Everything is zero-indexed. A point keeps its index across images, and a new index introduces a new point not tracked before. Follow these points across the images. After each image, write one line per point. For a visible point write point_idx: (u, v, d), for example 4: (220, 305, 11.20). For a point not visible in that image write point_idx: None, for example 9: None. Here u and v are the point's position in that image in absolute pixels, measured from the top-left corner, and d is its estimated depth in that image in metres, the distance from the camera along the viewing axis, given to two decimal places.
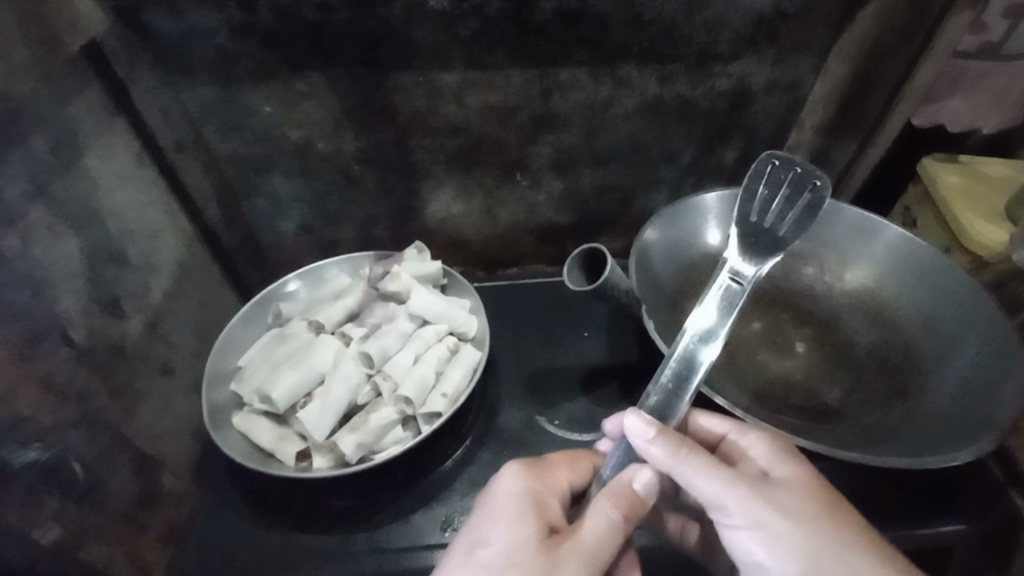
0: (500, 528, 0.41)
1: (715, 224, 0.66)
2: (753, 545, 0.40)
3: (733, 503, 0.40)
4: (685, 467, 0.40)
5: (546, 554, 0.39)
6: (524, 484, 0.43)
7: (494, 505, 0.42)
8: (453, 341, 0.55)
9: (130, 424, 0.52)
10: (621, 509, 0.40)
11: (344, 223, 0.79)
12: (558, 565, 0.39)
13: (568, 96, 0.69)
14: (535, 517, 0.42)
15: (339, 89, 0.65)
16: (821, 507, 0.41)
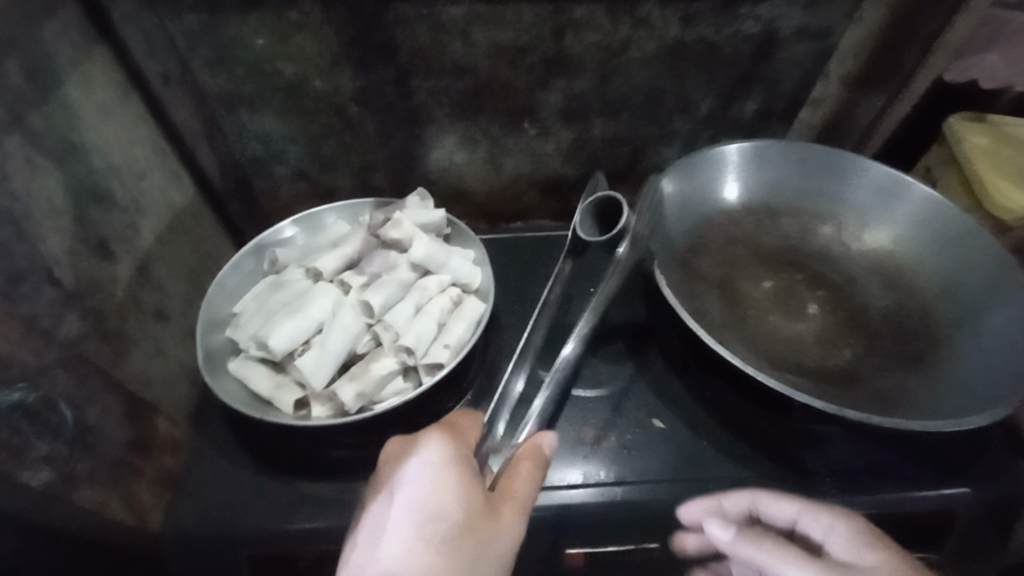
0: (437, 485, 0.41)
1: (732, 178, 0.63)
2: None
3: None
4: (774, 560, 0.42)
5: (484, 507, 0.41)
6: (451, 444, 0.43)
7: (431, 467, 0.42)
8: (456, 292, 0.53)
9: (122, 369, 0.51)
10: (534, 458, 0.44)
11: (341, 170, 0.75)
12: (493, 526, 0.40)
13: (583, 37, 0.64)
14: (468, 478, 0.42)
15: (337, 22, 0.61)
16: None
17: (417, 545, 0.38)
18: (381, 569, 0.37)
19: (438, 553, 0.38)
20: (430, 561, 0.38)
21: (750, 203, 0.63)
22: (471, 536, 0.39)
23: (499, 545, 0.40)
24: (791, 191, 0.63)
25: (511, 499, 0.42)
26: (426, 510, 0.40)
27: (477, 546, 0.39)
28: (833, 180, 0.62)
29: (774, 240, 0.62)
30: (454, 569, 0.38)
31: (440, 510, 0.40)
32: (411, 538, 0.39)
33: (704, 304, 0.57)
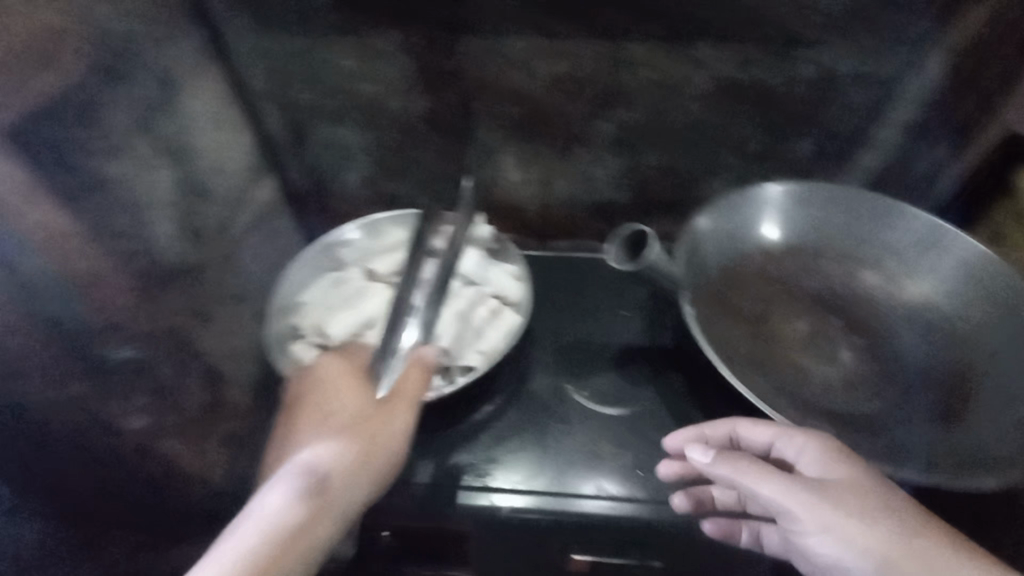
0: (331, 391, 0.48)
1: (773, 219, 0.64)
2: (825, 547, 0.40)
3: (803, 505, 0.40)
4: (746, 476, 0.42)
5: (373, 403, 0.47)
6: (342, 363, 0.50)
7: (330, 386, 0.48)
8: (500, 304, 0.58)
9: (204, 341, 0.59)
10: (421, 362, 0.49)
11: (405, 179, 0.82)
12: (379, 415, 0.46)
13: (638, 72, 0.67)
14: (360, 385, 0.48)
15: (413, 49, 0.67)
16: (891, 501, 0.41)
17: (317, 435, 0.45)
18: (289, 455, 0.44)
19: (337, 438, 0.44)
20: (330, 443, 0.44)
21: (789, 243, 0.64)
22: (359, 425, 0.45)
23: (387, 431, 0.46)
24: (834, 232, 0.63)
25: (398, 391, 0.48)
26: (326, 411, 0.47)
27: (366, 430, 0.45)
28: (875, 224, 0.62)
29: (814, 283, 0.63)
30: (343, 447, 0.44)
31: (332, 407, 0.47)
32: (313, 433, 0.45)
33: (733, 337, 0.58)
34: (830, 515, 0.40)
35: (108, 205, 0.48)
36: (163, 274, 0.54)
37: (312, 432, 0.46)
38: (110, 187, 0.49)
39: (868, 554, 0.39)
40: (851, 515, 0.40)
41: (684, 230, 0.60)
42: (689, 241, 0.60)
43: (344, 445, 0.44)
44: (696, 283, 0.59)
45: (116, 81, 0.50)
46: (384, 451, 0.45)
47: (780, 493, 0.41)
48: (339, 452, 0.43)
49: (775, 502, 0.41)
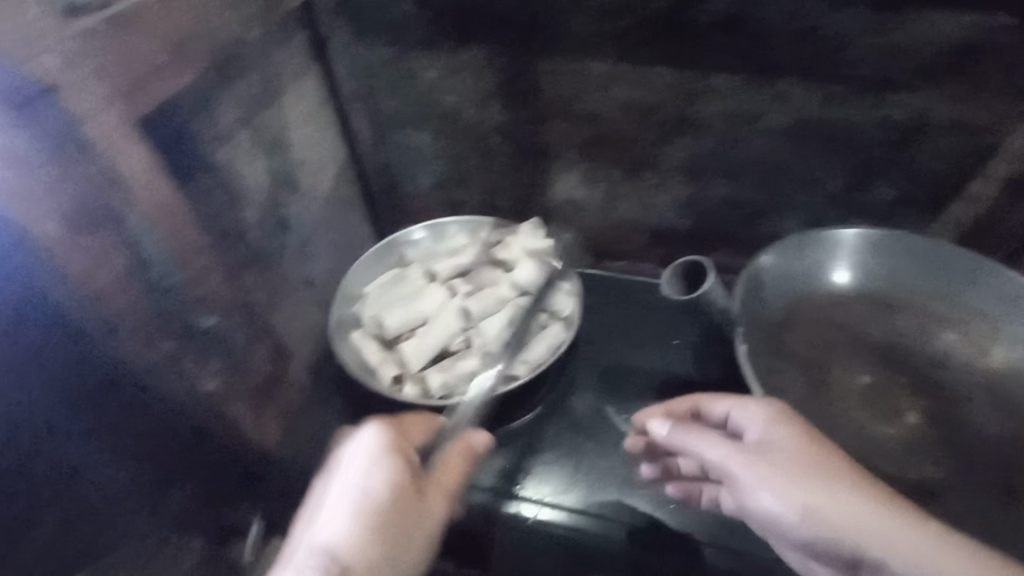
0: (373, 468, 0.42)
1: (845, 264, 0.61)
2: (768, 505, 0.41)
3: (739, 463, 0.42)
4: (696, 443, 0.45)
5: (411, 494, 0.42)
6: (391, 434, 0.44)
7: (371, 463, 0.42)
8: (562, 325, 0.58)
9: (275, 318, 0.65)
10: (467, 452, 0.45)
11: (473, 187, 0.85)
12: (423, 511, 0.42)
13: (716, 102, 0.67)
14: (400, 461, 0.43)
15: (495, 65, 0.71)
16: (837, 468, 0.41)
17: (353, 522, 0.40)
18: (319, 536, 0.40)
19: (371, 532, 0.40)
20: (363, 541, 0.40)
21: (861, 291, 0.61)
22: (397, 521, 0.41)
23: (427, 527, 0.42)
24: (915, 285, 0.59)
25: (439, 484, 0.43)
26: (357, 492, 0.41)
27: (405, 525, 0.41)
28: (962, 282, 0.57)
29: (884, 335, 0.60)
30: (380, 543, 0.40)
31: (373, 488, 0.41)
32: (347, 519, 0.41)
33: (787, 382, 0.57)
34: (766, 475, 0.41)
35: (211, 188, 0.54)
36: (248, 253, 0.60)
37: (342, 515, 0.41)
38: (215, 172, 0.55)
39: (799, 511, 0.40)
40: (788, 478, 0.41)
41: (746, 265, 0.59)
42: (753, 279, 0.59)
43: (376, 542, 0.40)
44: (754, 321, 0.58)
45: (232, 79, 0.56)
46: (418, 551, 0.42)
47: (724, 457, 0.43)
48: (362, 559, 0.39)
49: (716, 463, 0.44)
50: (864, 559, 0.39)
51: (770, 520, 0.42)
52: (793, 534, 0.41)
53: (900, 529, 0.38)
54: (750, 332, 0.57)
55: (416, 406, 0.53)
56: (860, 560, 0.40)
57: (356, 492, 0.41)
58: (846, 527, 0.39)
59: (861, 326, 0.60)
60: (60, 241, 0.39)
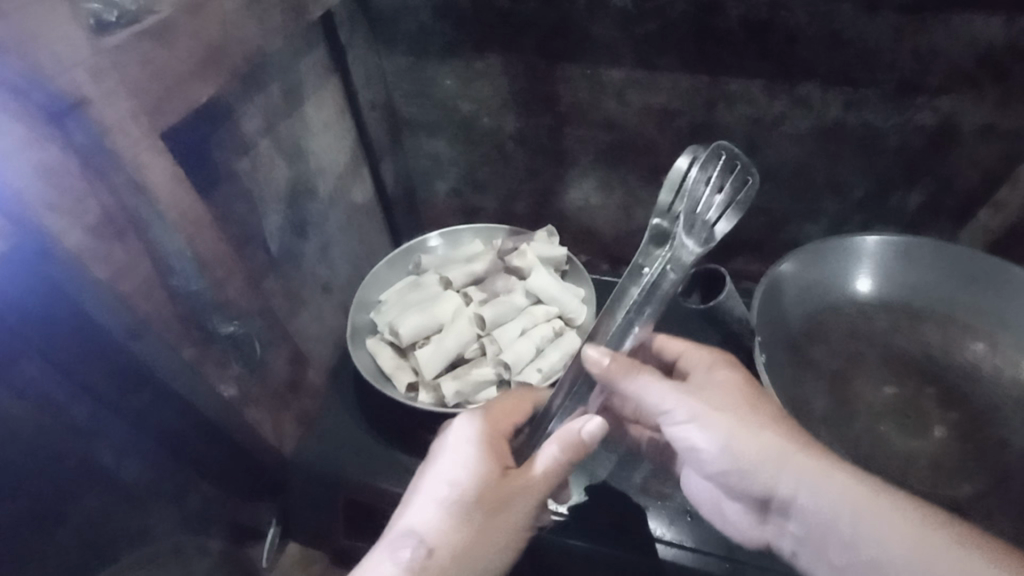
0: (466, 460, 0.45)
1: (866, 271, 0.59)
2: (692, 435, 0.46)
3: (673, 400, 0.47)
4: (639, 380, 0.47)
5: (500, 491, 0.44)
6: (487, 427, 0.48)
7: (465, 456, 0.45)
8: (644, 261, 0.50)
9: (295, 322, 0.66)
10: (566, 452, 0.45)
11: (490, 193, 0.86)
12: (511, 499, 0.44)
13: (735, 108, 0.66)
14: (490, 459, 0.46)
15: (513, 72, 0.71)
16: (764, 409, 0.46)
17: (439, 507, 0.44)
18: (411, 517, 0.44)
19: (456, 519, 0.43)
20: (447, 527, 0.43)
21: (884, 299, 0.59)
22: (485, 509, 0.44)
23: (513, 520, 0.44)
24: (943, 296, 0.58)
25: (528, 482, 0.45)
26: (448, 485, 0.44)
27: (492, 513, 0.44)
28: (987, 291, 0.56)
29: (910, 347, 0.58)
30: (467, 529, 0.43)
31: (464, 479, 0.44)
32: (435, 507, 0.44)
33: (810, 396, 0.56)
34: (696, 412, 0.46)
35: (232, 194, 0.55)
36: (269, 259, 0.61)
37: (434, 505, 0.44)
38: (238, 179, 0.56)
39: (720, 447, 0.45)
40: (716, 418, 0.46)
41: (765, 273, 0.58)
42: (773, 286, 0.57)
43: (466, 533, 0.43)
44: (772, 330, 0.57)
45: (255, 88, 0.57)
46: (503, 546, 0.44)
47: (663, 392, 0.47)
48: (444, 541, 0.42)
49: (653, 400, 0.47)
50: (775, 496, 0.44)
51: (693, 452, 0.47)
52: (712, 466, 0.46)
53: (819, 476, 0.42)
54: (769, 342, 0.55)
55: (431, 413, 0.53)
56: (771, 499, 0.44)
57: (446, 487, 0.44)
58: (758, 462, 0.44)
59: (884, 338, 0.59)
60: (86, 250, 0.40)
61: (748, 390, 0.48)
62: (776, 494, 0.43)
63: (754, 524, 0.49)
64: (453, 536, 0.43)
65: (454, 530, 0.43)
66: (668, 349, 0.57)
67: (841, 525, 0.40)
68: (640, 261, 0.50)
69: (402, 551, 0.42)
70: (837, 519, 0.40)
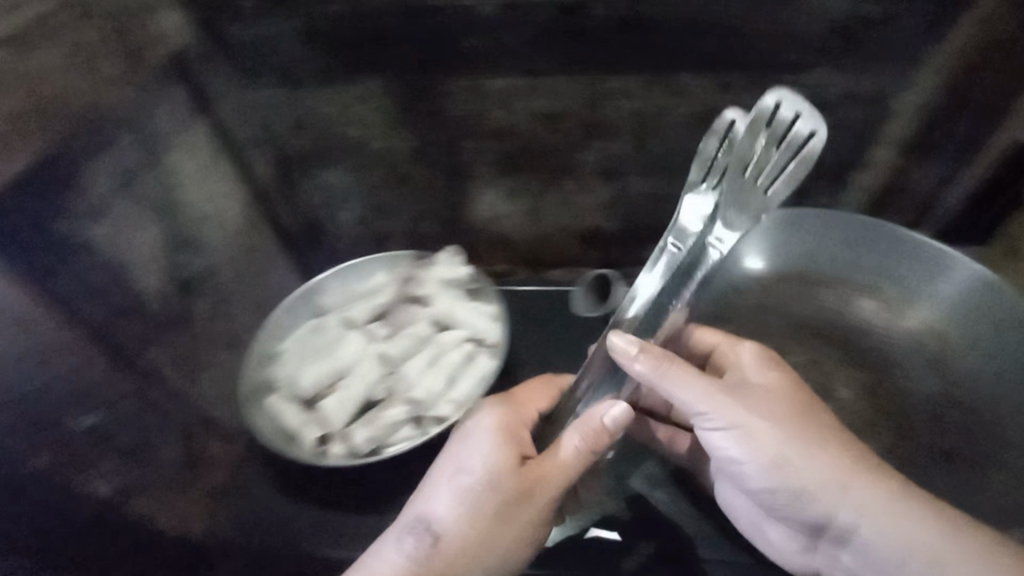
0: (484, 449, 0.46)
1: (757, 250, 0.62)
2: (729, 442, 0.44)
3: (712, 409, 0.43)
4: (665, 379, 0.43)
5: (519, 481, 0.44)
6: (505, 414, 0.49)
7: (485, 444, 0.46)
8: (673, 240, 0.49)
9: (192, 390, 0.61)
10: (589, 440, 0.45)
11: (396, 217, 0.83)
12: (531, 488, 0.44)
13: (619, 103, 0.67)
14: (508, 445, 0.46)
15: (393, 92, 0.68)
16: (811, 416, 0.44)
17: (453, 498, 0.44)
18: (428, 507, 0.44)
19: (470, 510, 0.43)
20: (459, 518, 0.43)
21: (785, 270, 0.61)
22: (502, 498, 0.44)
23: (532, 510, 0.44)
24: (832, 259, 0.60)
25: (549, 473, 0.45)
26: (462, 473, 0.45)
27: (509, 503, 0.44)
28: (874, 252, 0.58)
29: (809, 315, 0.61)
30: (480, 518, 0.43)
31: (479, 469, 0.44)
32: (450, 497, 0.44)
33: None
34: (741, 421, 0.43)
35: (85, 272, 0.53)
36: (146, 328, 0.58)
37: (448, 493, 0.44)
38: (92, 254, 0.54)
39: (765, 462, 0.43)
40: (772, 434, 0.42)
41: None
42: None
43: (480, 523, 0.43)
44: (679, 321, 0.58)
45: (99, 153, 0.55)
46: (515, 539, 0.44)
47: (697, 396, 0.44)
48: (457, 530, 0.43)
49: (686, 404, 0.44)
50: (833, 523, 0.42)
51: (735, 464, 0.44)
52: (759, 482, 0.44)
53: (882, 507, 0.40)
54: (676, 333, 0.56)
55: (346, 468, 0.49)
56: (827, 523, 0.43)
57: (461, 474, 0.45)
58: (821, 485, 0.41)
59: (784, 309, 0.61)
60: None
61: (793, 394, 0.45)
62: (810, 504, 0.43)
63: (799, 550, 0.49)
64: (466, 525, 0.43)
65: (466, 519, 0.43)
66: (689, 337, 0.56)
67: (912, 562, 0.39)
68: (669, 239, 0.49)
69: (411, 538, 0.43)
70: (903, 565, 0.40)
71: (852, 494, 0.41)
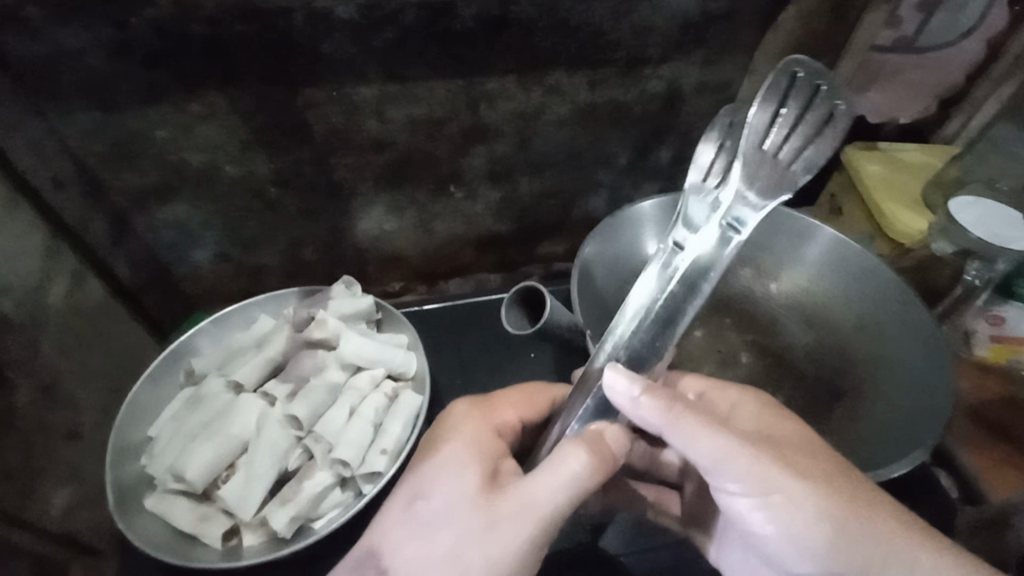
0: (448, 473, 0.43)
1: (653, 235, 0.65)
2: (749, 502, 0.42)
3: (731, 468, 0.42)
4: (680, 425, 0.42)
5: (484, 507, 0.40)
6: (471, 431, 0.45)
7: (446, 464, 0.43)
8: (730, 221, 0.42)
9: (24, 511, 0.50)
10: (592, 462, 0.40)
11: (266, 248, 0.73)
12: (498, 514, 0.40)
13: (499, 106, 0.65)
14: (471, 464, 0.43)
15: (244, 110, 0.59)
16: (831, 467, 0.43)
17: (413, 536, 0.40)
18: (393, 552, 0.41)
19: (428, 547, 0.40)
20: (418, 558, 0.40)
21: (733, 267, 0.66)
22: (465, 526, 0.40)
23: (502, 541, 0.39)
24: None
25: (518, 494, 0.40)
26: (424, 502, 0.42)
27: (473, 533, 0.39)
28: (768, 235, 0.65)
29: (717, 292, 0.65)
30: (438, 553, 0.39)
31: (439, 496, 0.41)
32: (411, 534, 0.41)
33: None
34: (776, 484, 0.41)
35: None
36: None
37: (410, 530, 0.41)
38: None
39: (786, 527, 0.41)
40: (800, 493, 0.41)
41: (575, 260, 0.59)
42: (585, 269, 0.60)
43: (441, 560, 0.39)
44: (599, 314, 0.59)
45: None
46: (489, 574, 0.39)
47: (711, 448, 0.42)
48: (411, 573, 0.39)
49: (702, 461, 0.42)
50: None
51: (754, 525, 0.43)
52: (783, 544, 0.42)
53: (897, 542, 0.40)
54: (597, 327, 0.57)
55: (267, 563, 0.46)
56: None
57: (418, 500, 0.42)
58: (847, 541, 0.40)
59: None
60: None
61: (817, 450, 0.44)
62: (820, 562, 0.41)
63: None
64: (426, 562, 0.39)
65: (425, 555, 0.40)
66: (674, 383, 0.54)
67: None
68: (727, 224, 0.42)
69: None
70: None
71: (886, 556, 0.40)
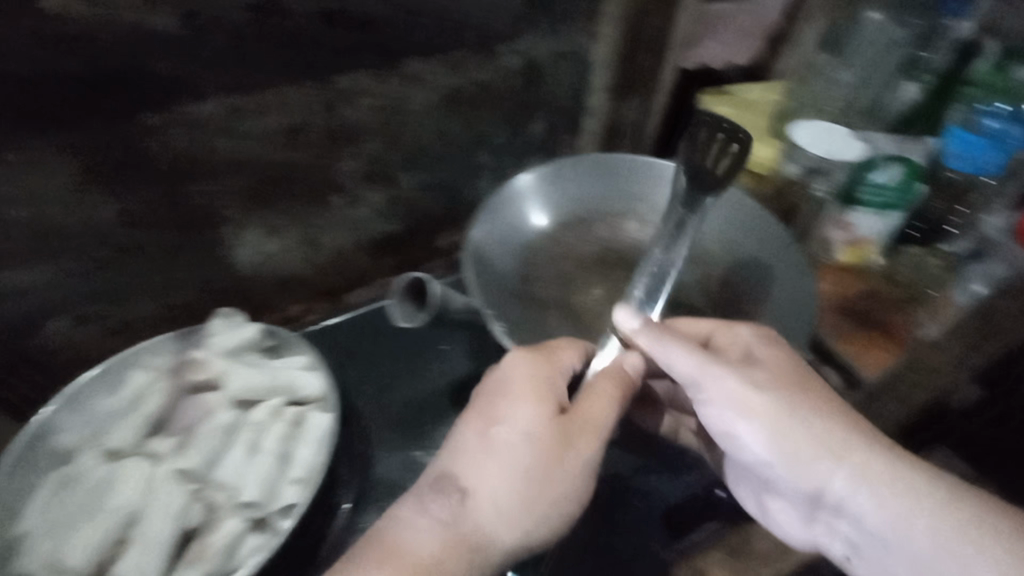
0: (522, 401, 0.44)
1: (536, 206, 0.66)
2: (722, 413, 0.46)
3: (707, 378, 0.46)
4: (670, 346, 0.47)
5: (555, 428, 0.43)
6: (540, 364, 0.46)
7: (514, 394, 0.44)
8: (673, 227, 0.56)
9: None
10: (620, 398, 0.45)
11: (131, 302, 0.64)
12: (571, 432, 0.43)
13: (360, 103, 0.62)
14: (544, 401, 0.44)
15: (68, 149, 0.50)
16: (810, 386, 0.45)
17: (488, 457, 0.42)
18: (464, 471, 0.41)
19: (508, 467, 0.41)
20: (499, 476, 0.41)
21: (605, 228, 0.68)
22: (543, 444, 0.42)
23: (573, 454, 0.42)
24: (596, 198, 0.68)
25: (587, 416, 0.44)
26: (496, 438, 0.42)
27: (546, 451, 0.42)
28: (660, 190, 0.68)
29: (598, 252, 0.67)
30: (517, 467, 0.41)
31: (522, 418, 0.43)
32: (484, 459, 0.42)
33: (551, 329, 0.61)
34: (748, 400, 0.45)
35: None
36: None
37: (484, 458, 0.42)
38: None
39: (761, 436, 0.45)
40: (766, 403, 0.44)
41: (465, 245, 0.60)
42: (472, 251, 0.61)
43: (519, 489, 0.41)
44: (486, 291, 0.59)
45: None
46: (551, 502, 0.42)
47: (691, 367, 0.46)
48: (498, 486, 0.40)
49: (684, 374, 0.47)
50: (823, 491, 0.44)
51: (729, 436, 0.46)
52: (757, 455, 0.46)
53: (857, 455, 0.42)
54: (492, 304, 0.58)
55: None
56: (823, 494, 0.44)
57: (496, 428, 0.43)
58: (813, 450, 0.43)
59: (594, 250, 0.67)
60: None
61: (791, 362, 0.46)
62: (791, 469, 0.44)
63: (802, 527, 0.49)
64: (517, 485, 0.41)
65: (510, 479, 0.41)
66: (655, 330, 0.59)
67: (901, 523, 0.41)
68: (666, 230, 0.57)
69: (439, 501, 0.40)
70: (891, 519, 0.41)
71: (850, 461, 0.42)
